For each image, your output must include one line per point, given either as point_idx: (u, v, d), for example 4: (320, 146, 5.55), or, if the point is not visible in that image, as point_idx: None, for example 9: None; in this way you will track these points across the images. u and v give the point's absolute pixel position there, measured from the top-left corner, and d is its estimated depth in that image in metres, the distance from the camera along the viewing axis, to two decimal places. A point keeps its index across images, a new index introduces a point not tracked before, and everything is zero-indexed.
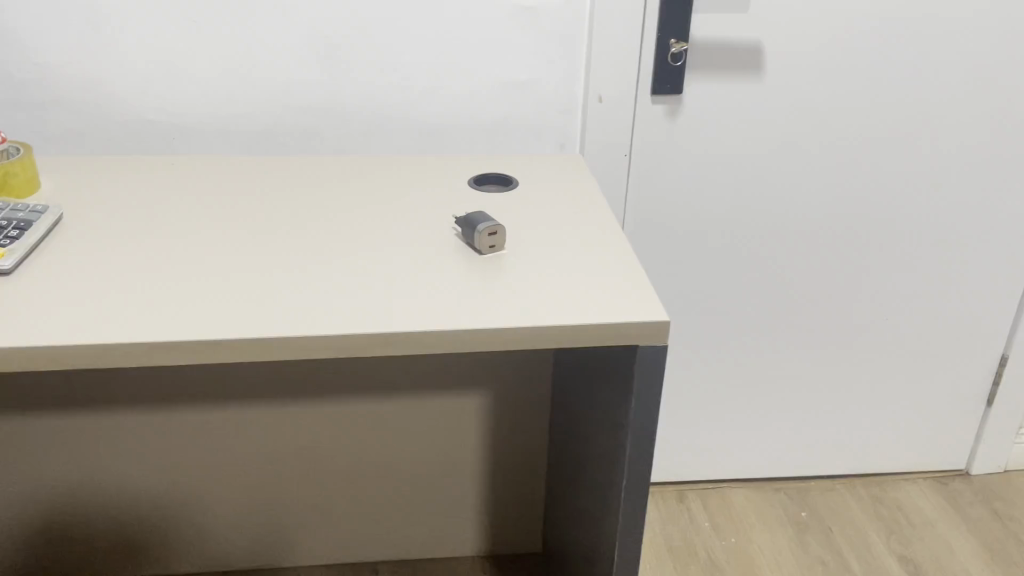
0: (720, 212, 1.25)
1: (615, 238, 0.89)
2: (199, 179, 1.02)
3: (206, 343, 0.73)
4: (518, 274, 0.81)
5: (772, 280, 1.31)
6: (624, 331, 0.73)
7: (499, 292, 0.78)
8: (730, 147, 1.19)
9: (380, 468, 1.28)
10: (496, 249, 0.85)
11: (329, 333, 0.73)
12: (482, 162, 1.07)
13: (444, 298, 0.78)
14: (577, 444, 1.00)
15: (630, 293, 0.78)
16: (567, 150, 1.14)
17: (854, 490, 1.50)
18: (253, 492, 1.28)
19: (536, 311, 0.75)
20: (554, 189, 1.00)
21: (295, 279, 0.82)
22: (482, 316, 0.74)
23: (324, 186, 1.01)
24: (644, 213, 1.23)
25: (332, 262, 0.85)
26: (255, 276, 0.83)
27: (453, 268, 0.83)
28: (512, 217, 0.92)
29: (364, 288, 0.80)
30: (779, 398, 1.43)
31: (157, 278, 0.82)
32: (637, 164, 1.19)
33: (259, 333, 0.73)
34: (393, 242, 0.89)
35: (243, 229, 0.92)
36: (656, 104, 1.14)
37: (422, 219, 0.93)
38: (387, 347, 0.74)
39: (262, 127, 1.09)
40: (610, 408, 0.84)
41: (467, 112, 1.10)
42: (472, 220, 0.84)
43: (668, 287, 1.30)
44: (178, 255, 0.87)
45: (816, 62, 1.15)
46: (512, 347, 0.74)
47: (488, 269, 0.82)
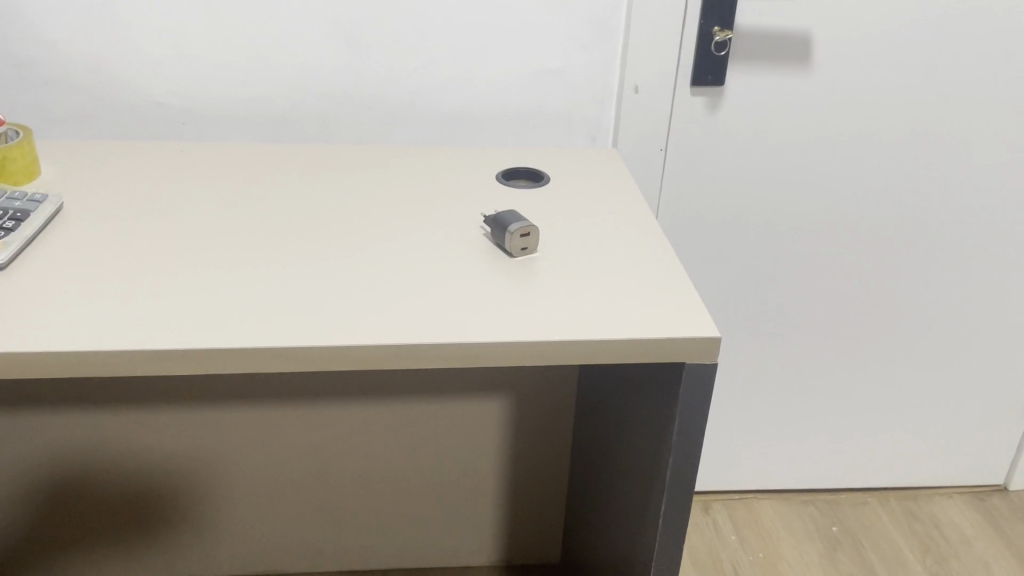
0: (759, 210, 1.18)
1: (657, 239, 0.82)
2: (211, 167, 0.96)
3: (206, 352, 0.66)
4: (551, 277, 0.75)
5: (813, 278, 1.25)
6: (669, 347, 0.66)
7: (530, 298, 0.72)
8: (771, 142, 1.13)
9: (395, 472, 1.23)
10: (528, 251, 0.78)
11: (342, 340, 0.67)
12: (510, 155, 1.00)
13: (470, 302, 0.71)
14: (607, 458, 0.95)
15: (674, 302, 0.71)
16: (599, 143, 1.08)
17: (887, 504, 1.44)
18: (261, 494, 1.23)
19: (571, 322, 0.68)
20: (588, 187, 0.93)
21: (309, 277, 0.76)
22: (510, 325, 0.68)
23: (342, 177, 0.95)
24: (680, 206, 1.16)
25: (349, 259, 0.79)
26: (265, 273, 0.77)
27: (481, 269, 0.76)
28: (544, 215, 0.86)
29: (381, 289, 0.74)
30: (812, 406, 1.37)
31: (157, 273, 0.76)
32: (673, 160, 1.12)
33: (264, 340, 0.66)
34: (417, 240, 0.83)
35: (257, 222, 0.86)
36: (696, 96, 1.08)
37: (447, 216, 0.87)
38: (404, 359, 0.67)
39: (278, 113, 1.02)
40: (647, 424, 0.78)
41: (496, 102, 1.04)
42: (503, 220, 0.77)
43: (700, 288, 1.24)
44: (181, 249, 0.80)
45: (867, 55, 1.07)
46: (543, 361, 0.67)
47: (518, 271, 0.76)
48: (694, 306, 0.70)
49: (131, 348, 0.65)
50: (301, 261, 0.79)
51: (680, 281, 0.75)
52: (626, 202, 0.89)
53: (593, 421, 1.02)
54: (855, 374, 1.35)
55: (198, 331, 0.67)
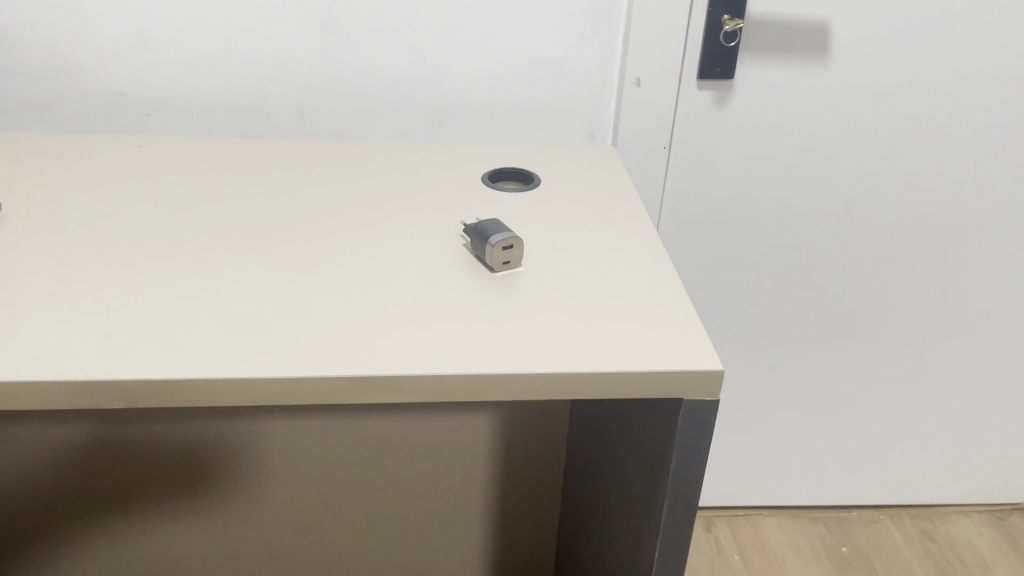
0: (768, 213, 1.10)
1: (656, 248, 0.73)
2: (174, 163, 0.89)
3: (140, 384, 0.58)
4: (535, 295, 0.66)
5: (819, 288, 1.17)
6: (667, 381, 0.58)
7: (508, 325, 0.63)
8: (782, 140, 1.04)
9: (379, 497, 1.15)
10: (511, 264, 0.69)
11: (292, 372, 0.58)
12: (499, 153, 0.92)
13: (441, 325, 0.63)
14: (601, 489, 0.87)
15: (675, 323, 0.63)
16: (598, 140, 1.01)
17: (901, 523, 1.37)
18: (230, 516, 1.13)
19: (554, 352, 0.59)
20: (582, 190, 0.84)
21: (263, 293, 0.68)
22: (484, 355, 0.59)
23: (316, 176, 0.88)
24: (680, 210, 1.09)
25: (311, 272, 0.71)
26: (216, 287, 0.69)
27: (455, 287, 0.68)
28: (532, 222, 0.77)
29: (341, 310, 0.66)
30: (821, 418, 1.30)
31: (95, 287, 0.68)
32: (678, 159, 1.04)
33: (203, 370, 0.58)
34: (389, 249, 0.74)
35: (212, 226, 0.78)
36: (702, 90, 0.99)
37: (425, 221, 0.79)
38: (362, 393, 0.59)
39: (250, 104, 0.95)
40: (639, 460, 0.70)
41: (486, 95, 0.96)
42: (483, 230, 0.69)
43: (704, 293, 1.17)
44: (129, 259, 0.72)
45: (890, 46, 0.99)
46: (521, 397, 0.59)
47: (498, 289, 0.67)
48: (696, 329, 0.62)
49: (52, 380, 0.57)
50: (256, 274, 0.71)
51: (681, 300, 0.66)
52: (624, 206, 0.81)
53: (587, 445, 0.95)
54: (866, 387, 1.27)
55: (132, 360, 0.59)
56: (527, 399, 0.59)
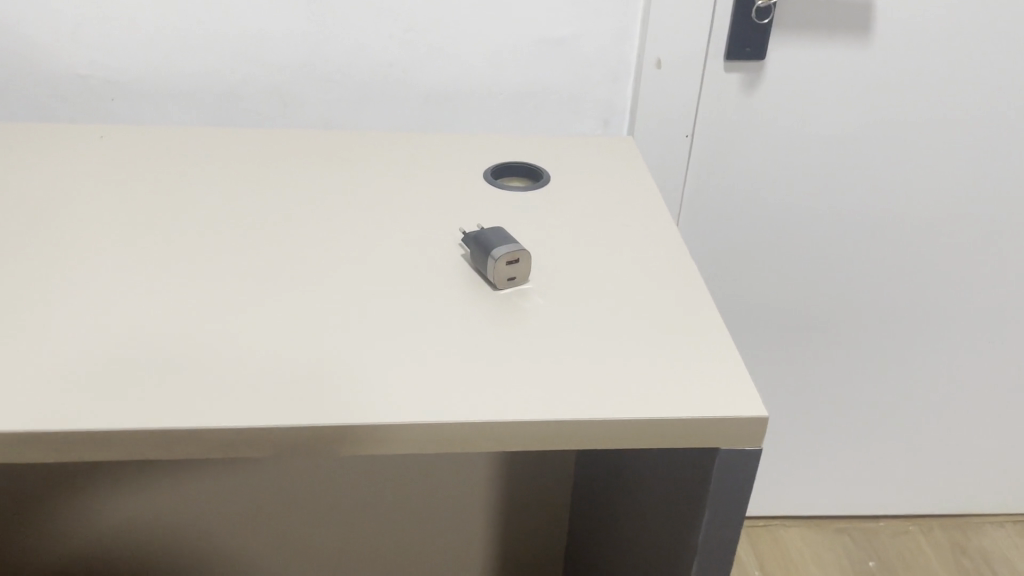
0: (798, 205, 1.01)
1: (685, 259, 0.64)
2: (140, 155, 0.80)
3: (78, 436, 0.48)
4: (547, 321, 0.57)
5: (850, 288, 1.08)
6: (711, 428, 0.48)
7: (514, 361, 0.53)
8: (816, 128, 0.95)
9: (371, 511, 1.09)
10: (517, 281, 0.60)
11: (256, 421, 0.48)
12: (505, 145, 0.83)
13: (435, 360, 0.53)
14: (610, 525, 0.80)
15: (714, 356, 0.53)
16: (613, 128, 0.91)
17: (931, 535, 1.28)
18: (210, 524, 1.06)
19: (570, 396, 0.50)
20: (600, 189, 0.75)
21: (227, 318, 0.58)
22: (486, 401, 0.50)
23: (300, 170, 0.78)
24: (701, 205, 1.00)
25: (285, 290, 0.61)
26: (172, 311, 0.59)
27: (452, 310, 0.58)
28: (542, 229, 0.68)
29: (318, 339, 0.56)
30: (850, 423, 1.21)
31: (31, 306, 0.58)
32: (701, 148, 0.95)
33: (150, 421, 0.48)
34: (377, 260, 0.65)
35: (182, 234, 0.69)
36: (730, 73, 0.89)
37: (420, 224, 0.70)
38: (343, 444, 0.49)
39: (223, 88, 0.86)
40: (663, 506, 0.61)
41: (489, 77, 0.87)
42: (486, 241, 0.59)
43: (727, 291, 1.08)
44: (74, 273, 0.63)
45: (940, 24, 0.88)
46: (532, 448, 0.50)
47: (504, 310, 0.58)
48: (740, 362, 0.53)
49: None
50: (222, 294, 0.61)
51: (717, 325, 0.56)
52: (648, 208, 0.72)
53: (596, 471, 0.87)
54: (897, 392, 1.18)
55: (62, 407, 0.49)
56: (539, 450, 0.49)
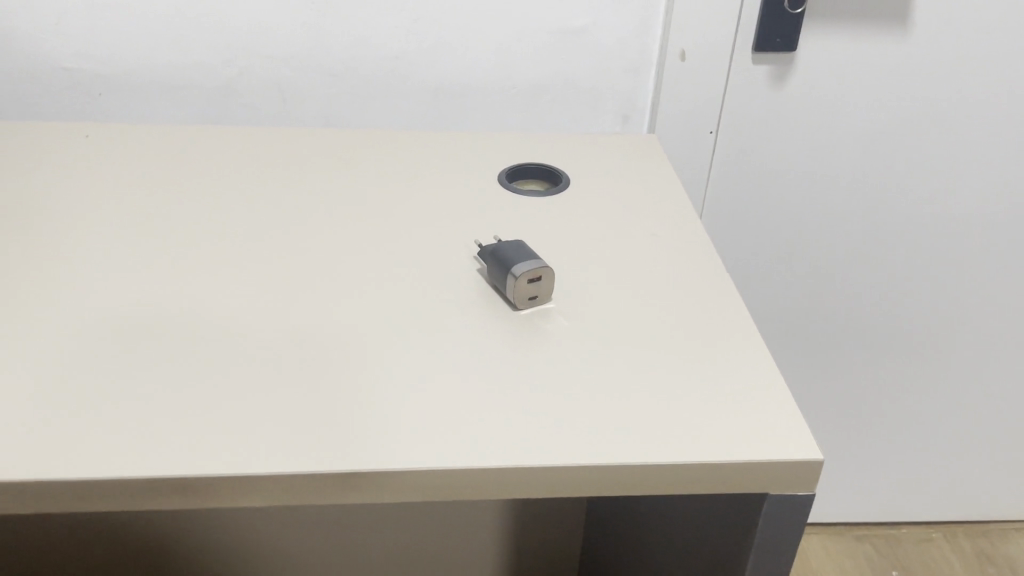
0: (827, 204, 0.96)
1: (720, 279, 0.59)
2: (131, 155, 0.75)
3: (58, 486, 0.43)
4: (575, 347, 0.52)
5: (880, 289, 1.04)
6: (763, 473, 0.44)
7: (540, 395, 0.48)
8: (847, 124, 0.90)
9: (375, 539, 1.02)
10: (539, 300, 0.56)
11: (256, 464, 0.43)
12: (519, 145, 0.78)
13: (451, 391, 0.48)
14: (635, 557, 0.75)
15: (762, 391, 0.48)
16: (632, 123, 0.87)
17: (955, 543, 1.24)
18: (208, 556, 1.00)
19: (606, 436, 0.45)
20: (625, 198, 0.69)
21: (222, 338, 0.53)
22: (511, 442, 0.45)
23: (302, 173, 0.73)
24: (723, 203, 0.95)
25: (286, 306, 0.56)
26: (161, 328, 0.53)
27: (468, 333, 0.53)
28: (563, 245, 0.63)
29: (322, 363, 0.50)
30: (874, 427, 1.17)
31: (8, 327, 0.53)
32: (726, 146, 0.90)
33: (136, 464, 0.43)
34: (385, 274, 0.60)
35: (174, 243, 0.63)
36: (759, 65, 0.84)
37: (430, 236, 0.64)
38: (352, 490, 0.44)
39: (219, 82, 0.80)
40: (697, 549, 0.56)
41: (502, 70, 0.82)
42: (506, 256, 0.55)
43: (752, 293, 1.03)
44: (55, 288, 0.57)
45: (983, 13, 0.83)
46: (562, 493, 0.45)
47: (525, 335, 0.53)
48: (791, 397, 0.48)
49: None
50: (216, 310, 0.55)
51: (760, 355, 0.52)
52: (677, 218, 0.66)
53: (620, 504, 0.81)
54: (922, 396, 1.14)
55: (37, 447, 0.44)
56: (570, 496, 0.45)
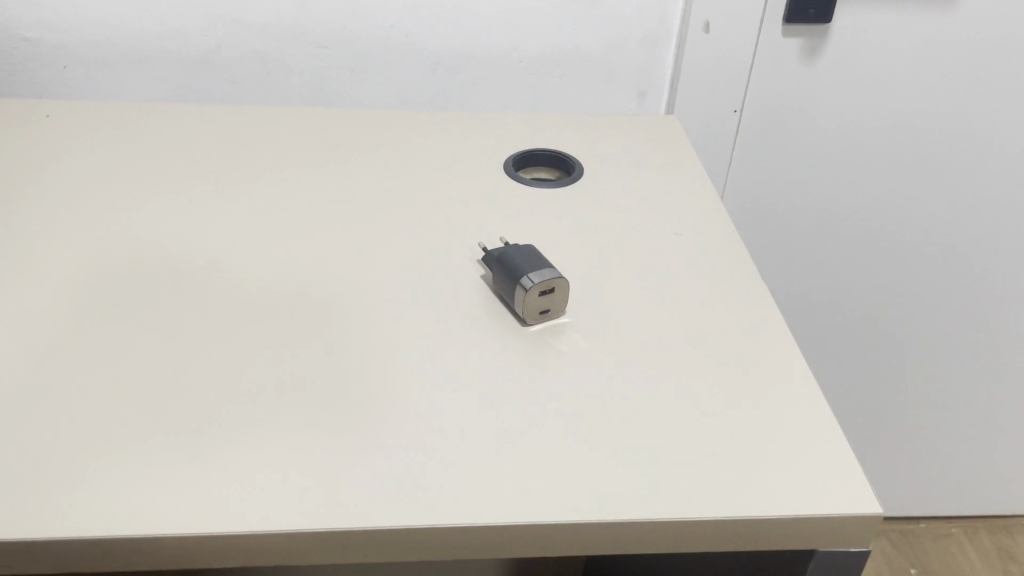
0: (859, 189, 0.90)
1: (745, 300, 0.55)
2: (105, 137, 0.68)
3: (23, 543, 0.38)
4: (590, 371, 0.48)
5: (910, 278, 0.98)
6: (798, 530, 0.41)
7: (554, 432, 0.44)
8: (884, 104, 0.83)
9: None
10: (550, 313, 0.51)
11: (241, 522, 0.39)
12: (526, 134, 0.72)
13: (457, 427, 0.44)
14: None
15: (794, 432, 0.45)
16: (650, 99, 0.81)
17: (976, 538, 1.20)
18: None
19: (627, 485, 0.41)
20: (641, 199, 0.64)
21: (202, 361, 0.48)
22: (526, 491, 0.41)
23: (292, 161, 0.67)
24: (747, 184, 0.88)
25: (274, 320, 0.51)
26: (133, 349, 0.48)
27: (475, 355, 0.49)
28: (575, 252, 0.58)
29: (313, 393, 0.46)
30: (896, 418, 1.12)
31: None
32: (751, 127, 0.83)
33: (114, 521, 0.38)
34: (382, 283, 0.55)
35: (156, 242, 0.57)
36: (790, 37, 0.77)
37: (431, 237, 0.60)
38: (350, 550, 0.40)
39: (199, 54, 0.73)
40: None
41: (508, 44, 0.75)
42: (516, 265, 0.51)
43: (776, 278, 0.98)
44: (23, 295, 0.52)
45: None
46: (584, 549, 0.41)
47: (537, 358, 0.49)
48: (829, 438, 0.44)
49: None
50: (196, 325, 0.50)
51: (793, 384, 0.48)
52: (699, 226, 0.62)
53: None
54: (947, 388, 1.09)
55: None
56: (593, 552, 0.41)
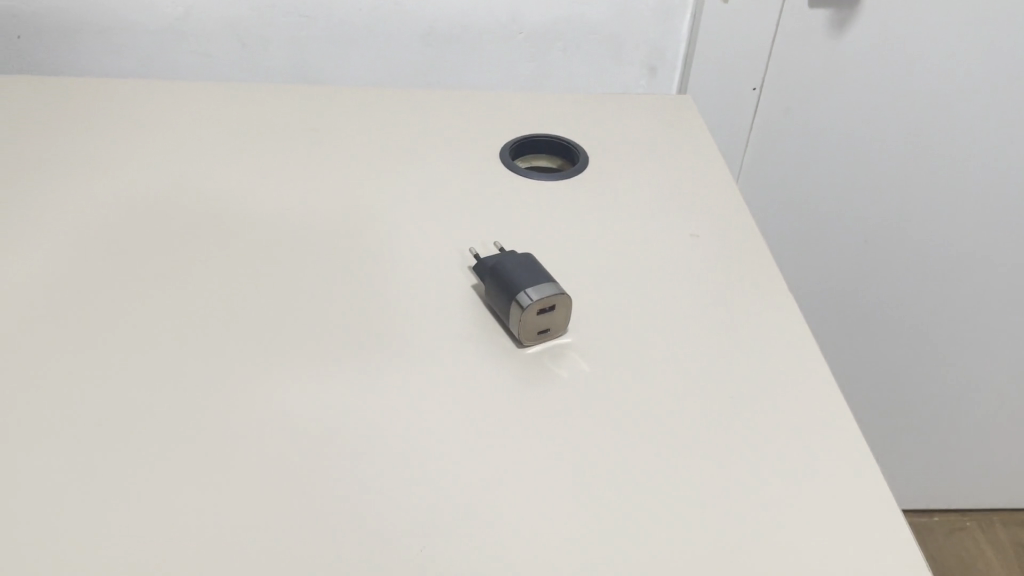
0: (886, 171, 0.84)
1: (773, 311, 0.49)
2: (77, 110, 0.63)
3: None
4: (593, 404, 0.42)
5: (939, 267, 0.92)
6: None
7: (560, 475, 0.39)
8: (916, 83, 0.76)
9: None
10: (551, 333, 0.46)
11: None
12: (531, 115, 0.66)
13: (444, 474, 0.39)
14: None
15: (832, 475, 0.39)
16: (660, 72, 0.76)
17: (993, 532, 1.17)
18: None
19: (641, 542, 0.36)
20: (655, 190, 0.58)
21: (162, 381, 0.42)
22: (528, 551, 0.36)
23: (277, 140, 0.61)
24: (767, 163, 0.83)
25: (257, 328, 0.46)
26: (84, 366, 0.43)
27: (468, 380, 0.43)
28: (585, 248, 0.53)
29: (288, 421, 0.41)
30: (915, 407, 1.08)
31: None
32: (773, 101, 0.78)
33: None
34: (363, 288, 0.49)
35: (137, 229, 0.52)
36: (817, 9, 0.71)
37: (427, 229, 0.54)
38: None
39: (167, 21, 0.70)
40: None
41: (504, 13, 0.70)
42: (514, 279, 0.45)
43: (797, 260, 0.93)
44: None
45: None
46: None
47: (541, 379, 0.43)
48: (870, 485, 0.39)
49: None
50: (157, 337, 0.45)
51: (830, 414, 0.42)
52: (722, 219, 0.56)
53: None
54: (970, 380, 1.04)
55: None
56: None
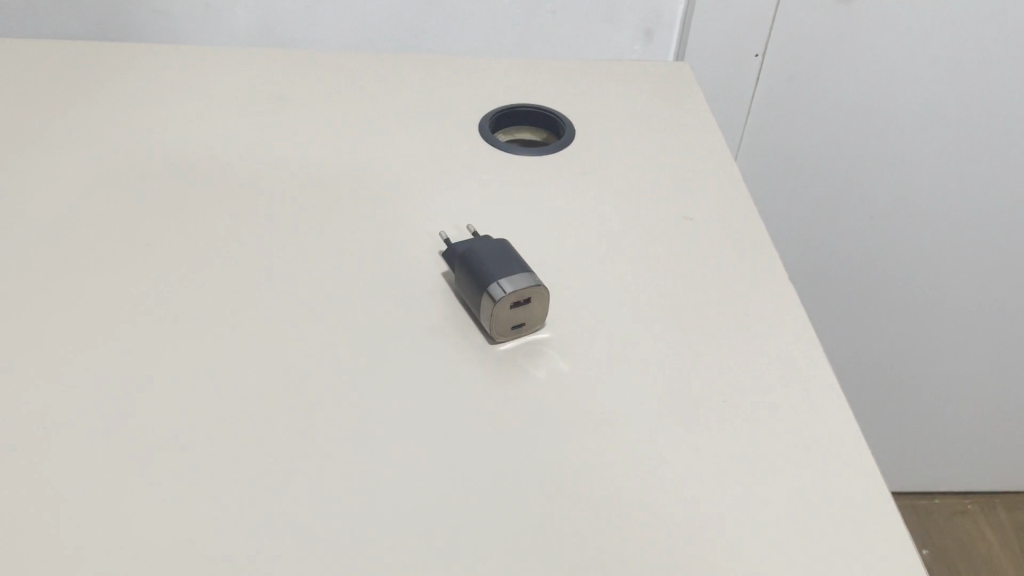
0: (893, 145, 0.80)
1: (771, 303, 0.45)
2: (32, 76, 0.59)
3: None
4: (575, 405, 0.39)
5: (946, 246, 0.88)
6: None
7: (538, 485, 0.35)
8: (927, 51, 0.72)
9: None
10: (526, 328, 0.42)
11: None
12: (515, 84, 0.62)
13: (410, 488, 0.35)
14: None
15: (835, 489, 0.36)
16: (657, 38, 0.71)
17: (994, 515, 1.14)
18: None
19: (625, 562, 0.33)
20: (646, 166, 0.54)
21: (112, 380, 0.39)
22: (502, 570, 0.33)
23: (242, 110, 0.57)
24: (771, 135, 0.79)
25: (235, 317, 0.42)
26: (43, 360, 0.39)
27: (440, 376, 0.40)
28: (569, 230, 0.49)
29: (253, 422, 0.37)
30: (918, 389, 1.04)
31: None
32: (776, 69, 0.73)
33: None
34: (330, 273, 0.45)
35: (105, 209, 0.48)
36: None
37: (399, 209, 0.50)
38: None
39: None
40: None
41: None
42: (488, 268, 0.42)
43: (800, 236, 0.89)
44: None
45: None
46: None
47: (519, 377, 0.40)
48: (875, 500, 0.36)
49: None
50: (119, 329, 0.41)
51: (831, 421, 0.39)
52: (717, 201, 0.52)
53: None
54: (975, 362, 1.00)
55: None
56: None
